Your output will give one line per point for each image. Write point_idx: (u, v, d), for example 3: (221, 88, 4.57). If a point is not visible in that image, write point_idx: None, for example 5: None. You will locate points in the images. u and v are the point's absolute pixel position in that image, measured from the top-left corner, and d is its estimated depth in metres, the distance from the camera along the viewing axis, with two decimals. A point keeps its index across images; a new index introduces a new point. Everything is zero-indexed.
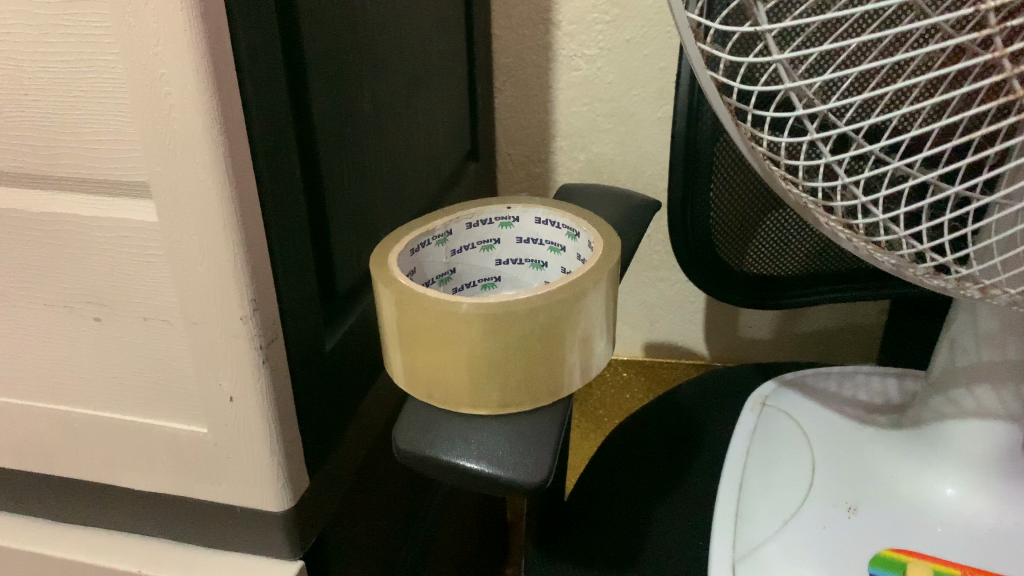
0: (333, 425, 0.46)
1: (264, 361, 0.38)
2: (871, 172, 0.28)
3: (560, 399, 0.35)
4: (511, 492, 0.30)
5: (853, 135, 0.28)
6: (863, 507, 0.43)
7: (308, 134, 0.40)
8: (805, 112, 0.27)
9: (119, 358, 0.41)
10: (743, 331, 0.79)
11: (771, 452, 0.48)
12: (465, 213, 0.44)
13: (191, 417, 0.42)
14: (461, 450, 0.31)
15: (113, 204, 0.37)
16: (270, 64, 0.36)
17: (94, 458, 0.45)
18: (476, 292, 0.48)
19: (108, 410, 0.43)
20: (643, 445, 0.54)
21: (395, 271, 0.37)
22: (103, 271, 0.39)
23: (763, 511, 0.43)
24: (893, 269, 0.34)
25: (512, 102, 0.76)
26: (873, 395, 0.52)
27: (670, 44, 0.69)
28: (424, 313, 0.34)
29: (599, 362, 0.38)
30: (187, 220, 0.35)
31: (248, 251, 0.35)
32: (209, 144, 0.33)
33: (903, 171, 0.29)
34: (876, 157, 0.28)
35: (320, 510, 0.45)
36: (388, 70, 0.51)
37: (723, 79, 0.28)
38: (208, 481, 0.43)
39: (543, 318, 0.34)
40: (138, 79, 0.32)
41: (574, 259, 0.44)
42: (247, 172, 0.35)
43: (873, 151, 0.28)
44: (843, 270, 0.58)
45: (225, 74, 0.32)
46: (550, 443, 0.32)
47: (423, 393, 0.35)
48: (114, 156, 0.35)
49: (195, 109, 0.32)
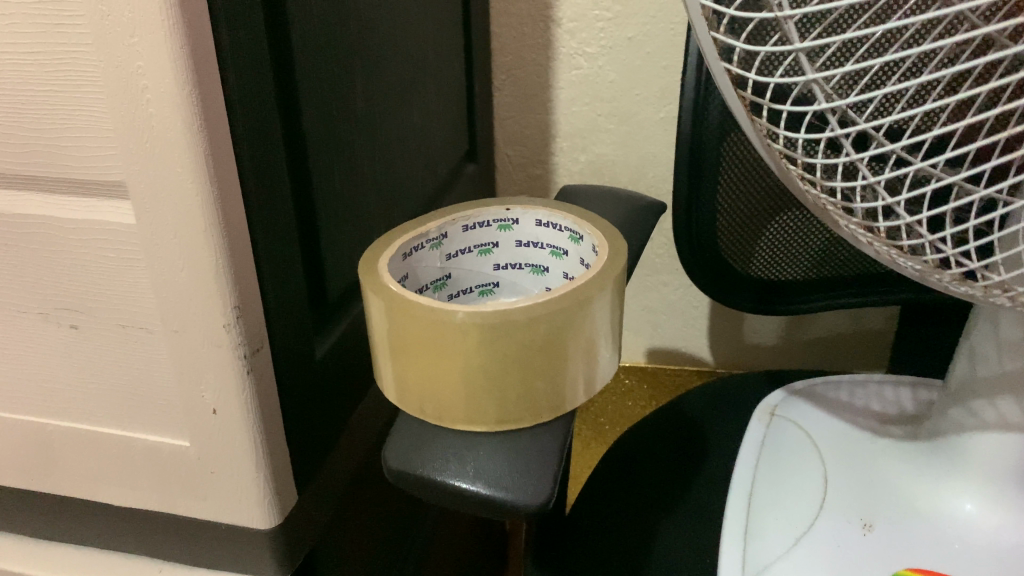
0: (324, 437, 0.44)
1: (249, 371, 0.36)
2: (894, 172, 0.27)
3: (563, 414, 0.33)
4: (511, 516, 0.28)
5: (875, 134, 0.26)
6: (879, 523, 0.41)
7: (296, 132, 0.38)
8: (825, 106, 0.25)
9: (97, 368, 0.39)
10: (748, 337, 0.78)
11: (781, 464, 0.45)
12: (461, 215, 0.42)
13: (173, 430, 0.40)
14: (457, 470, 0.29)
15: (91, 206, 0.35)
16: (256, 56, 0.33)
17: (73, 472, 0.43)
18: (473, 298, 0.46)
19: (88, 423, 0.41)
20: (646, 456, 0.52)
21: (386, 277, 0.35)
22: (77, 276, 0.37)
23: (772, 526, 0.42)
24: (916, 276, 0.32)
25: (511, 101, 0.74)
26: (885, 405, 0.50)
27: (674, 41, 0.67)
28: (416, 320, 0.32)
29: (604, 373, 0.36)
30: (166, 223, 0.33)
31: (232, 256, 0.33)
32: (189, 142, 0.31)
33: (927, 171, 0.27)
34: (899, 156, 0.26)
35: (310, 526, 0.43)
36: (381, 66, 0.48)
37: (738, 71, 0.26)
38: (191, 497, 0.41)
39: (545, 328, 0.32)
40: (113, 72, 0.30)
41: (577, 264, 0.42)
42: (230, 171, 0.33)
43: (896, 151, 0.26)
44: (855, 273, 0.56)
45: (206, 66, 0.30)
46: (553, 459, 0.30)
47: (416, 408, 0.33)
48: (90, 156, 0.33)
49: (173, 103, 0.30)
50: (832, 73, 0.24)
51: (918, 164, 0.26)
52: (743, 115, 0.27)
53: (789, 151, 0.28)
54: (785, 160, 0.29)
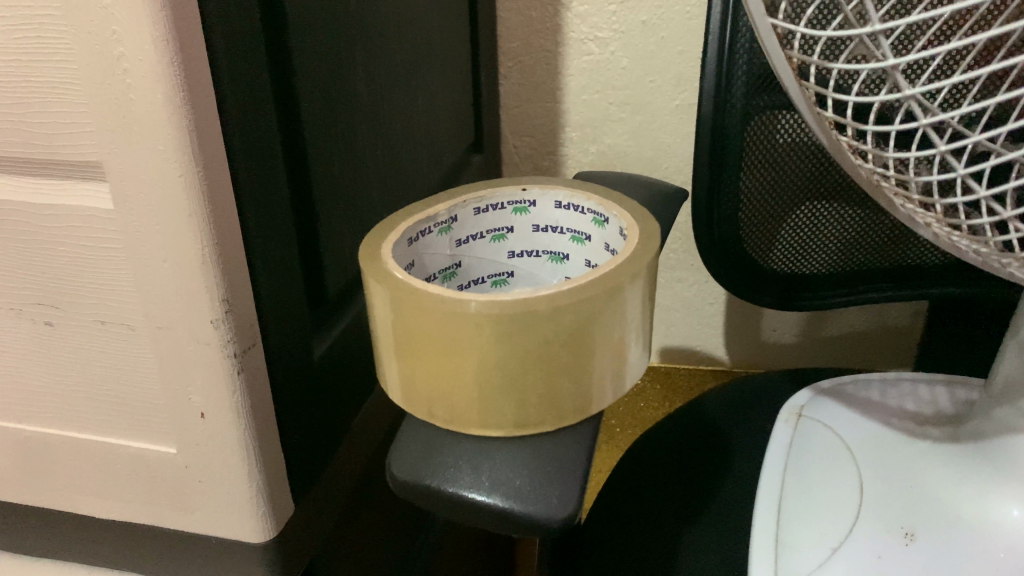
0: (324, 441, 0.41)
1: (240, 372, 0.33)
2: (951, 145, 0.24)
3: (588, 417, 0.30)
4: (534, 531, 0.25)
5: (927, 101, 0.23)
6: (921, 532, 0.38)
7: (292, 112, 0.35)
8: (882, 64, 0.22)
9: (75, 368, 0.36)
10: (766, 335, 0.75)
11: (814, 467, 0.42)
12: (472, 196, 0.38)
13: (158, 435, 0.37)
14: (471, 480, 0.26)
15: (66, 190, 0.32)
16: (246, 24, 0.30)
17: (52, 481, 0.40)
18: (485, 290, 0.44)
19: (67, 427, 0.38)
20: (666, 459, 0.49)
21: (389, 264, 0.32)
22: (51, 268, 0.34)
23: (805, 535, 0.39)
24: (979, 260, 0.29)
25: (518, 90, 0.71)
26: (921, 405, 0.46)
27: (689, 25, 0.64)
28: (423, 313, 0.28)
29: (633, 372, 0.33)
30: (147, 208, 0.30)
31: (220, 244, 0.30)
32: (171, 117, 0.28)
33: (986, 146, 0.24)
34: (955, 127, 0.23)
35: (308, 539, 0.40)
36: (382, 45, 0.45)
37: (786, 26, 0.23)
38: (178, 507, 0.38)
39: (568, 321, 0.28)
40: (85, 39, 0.27)
41: (601, 250, 0.39)
42: (218, 150, 0.30)
43: (951, 120, 0.23)
44: (896, 266, 0.51)
45: (189, 31, 0.27)
46: (579, 465, 0.27)
47: (424, 412, 0.30)
48: (62, 133, 0.30)
49: (153, 73, 0.27)
50: (895, 25, 0.21)
51: (978, 137, 0.23)
52: (790, 78, 0.24)
53: (839, 119, 0.25)
54: (835, 131, 0.26)
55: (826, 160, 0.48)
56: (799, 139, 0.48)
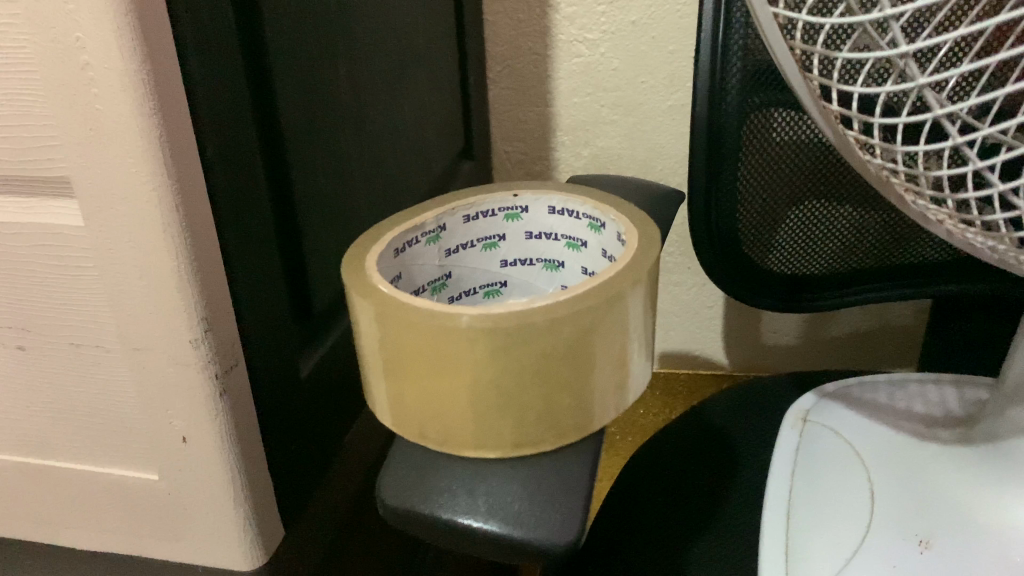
0: (313, 461, 0.40)
1: (221, 394, 0.31)
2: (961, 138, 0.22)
3: (590, 435, 0.29)
4: (536, 556, 0.24)
5: (934, 93, 0.21)
6: (937, 539, 0.36)
7: (271, 120, 0.34)
8: (888, 52, 0.21)
9: (51, 394, 0.35)
10: (766, 337, 0.73)
11: (824, 475, 0.40)
12: (461, 203, 0.37)
13: (140, 461, 0.35)
14: (466, 505, 0.25)
15: (34, 208, 0.30)
16: (219, 28, 0.29)
17: (33, 512, 0.39)
18: (477, 300, 0.42)
19: (46, 455, 0.37)
20: (668, 469, 0.48)
21: (375, 278, 0.30)
22: (22, 292, 0.32)
23: (818, 544, 0.37)
24: (996, 258, 0.28)
25: (507, 95, 0.69)
26: (929, 407, 0.45)
27: (681, 24, 0.63)
28: (413, 328, 0.27)
29: (636, 384, 0.31)
30: (120, 224, 0.28)
31: (196, 259, 0.29)
32: (140, 127, 0.26)
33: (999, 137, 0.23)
34: (966, 119, 0.22)
35: (299, 564, 0.39)
36: (366, 49, 0.44)
37: (788, 14, 0.22)
38: (162, 536, 0.37)
39: (567, 333, 0.27)
40: (48, 48, 0.26)
41: (598, 256, 0.38)
42: (192, 160, 0.28)
43: (962, 109, 0.21)
44: (900, 266, 0.50)
45: (157, 36, 0.26)
46: (581, 484, 0.26)
47: (416, 433, 0.28)
48: (29, 149, 0.28)
49: (120, 82, 0.26)
50: (905, 9, 0.19)
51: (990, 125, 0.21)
52: (795, 71, 0.23)
53: (845, 112, 0.24)
54: (844, 127, 0.25)
55: (825, 158, 0.47)
56: (798, 136, 0.46)
